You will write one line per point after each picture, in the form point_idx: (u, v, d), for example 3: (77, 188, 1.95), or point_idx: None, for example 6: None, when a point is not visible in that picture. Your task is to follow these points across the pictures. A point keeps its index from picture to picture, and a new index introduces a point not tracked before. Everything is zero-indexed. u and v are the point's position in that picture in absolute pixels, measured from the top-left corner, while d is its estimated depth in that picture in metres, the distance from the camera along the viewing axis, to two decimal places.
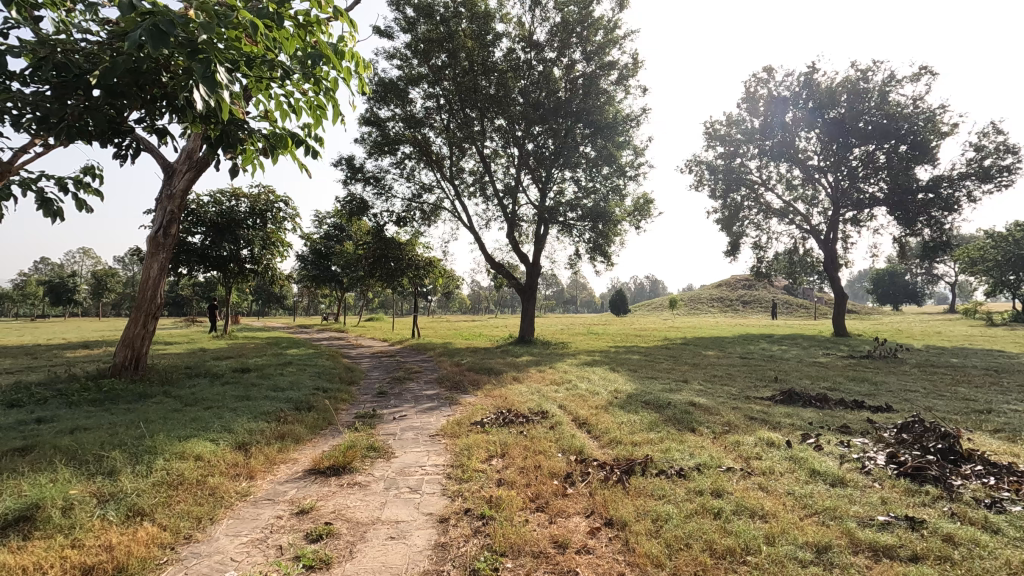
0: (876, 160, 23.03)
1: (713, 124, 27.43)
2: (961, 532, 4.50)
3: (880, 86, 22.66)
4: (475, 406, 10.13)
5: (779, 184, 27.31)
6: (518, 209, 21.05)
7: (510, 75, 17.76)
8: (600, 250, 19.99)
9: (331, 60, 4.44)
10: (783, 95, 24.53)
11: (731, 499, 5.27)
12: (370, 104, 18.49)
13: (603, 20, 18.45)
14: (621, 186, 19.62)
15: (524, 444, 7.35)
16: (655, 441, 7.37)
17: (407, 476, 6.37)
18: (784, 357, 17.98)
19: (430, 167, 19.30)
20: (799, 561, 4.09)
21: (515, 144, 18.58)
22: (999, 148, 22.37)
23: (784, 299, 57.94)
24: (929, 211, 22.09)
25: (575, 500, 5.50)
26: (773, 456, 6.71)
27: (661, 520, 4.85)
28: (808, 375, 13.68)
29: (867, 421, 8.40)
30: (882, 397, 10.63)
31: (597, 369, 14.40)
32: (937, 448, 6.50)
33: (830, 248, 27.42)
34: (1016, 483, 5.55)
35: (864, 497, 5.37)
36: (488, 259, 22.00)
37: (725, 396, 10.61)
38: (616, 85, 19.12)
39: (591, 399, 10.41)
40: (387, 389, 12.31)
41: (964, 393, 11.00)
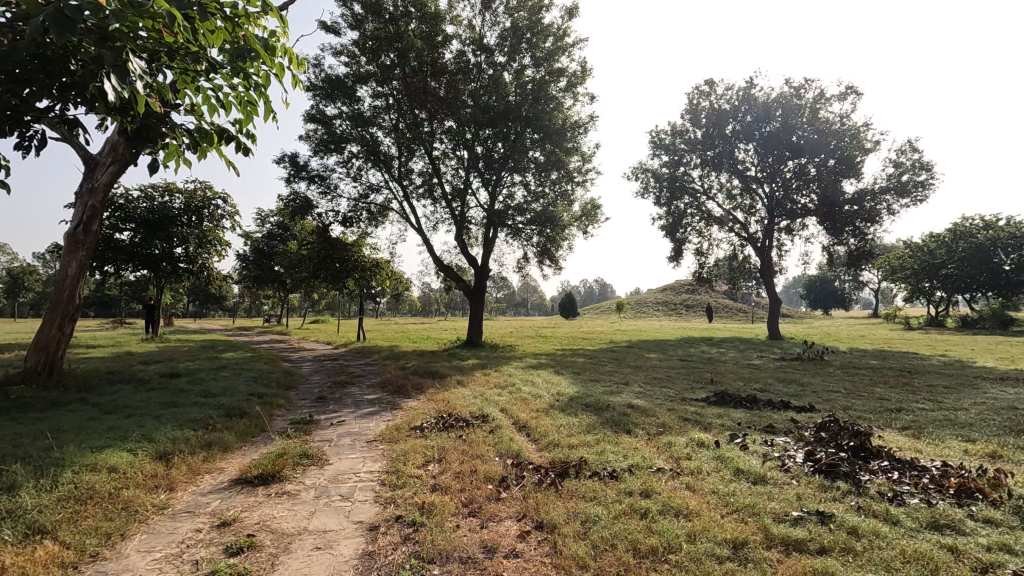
0: (808, 173, 24.31)
1: (658, 133, 28.22)
2: (865, 524, 4.81)
3: (811, 103, 23.98)
4: (416, 410, 10.01)
5: (720, 193, 28.39)
6: (466, 212, 20.95)
7: (460, 78, 17.70)
8: (547, 254, 20.19)
9: (263, 56, 4.27)
10: (723, 108, 25.53)
11: (658, 499, 5.43)
12: (316, 100, 17.97)
13: (552, 28, 18.68)
14: (569, 192, 19.89)
15: (461, 448, 7.33)
16: (591, 443, 7.51)
17: (340, 483, 6.21)
18: (721, 359, 18.68)
19: (378, 167, 18.94)
20: (716, 557, 4.26)
21: (464, 146, 18.50)
22: (916, 165, 24.09)
23: (725, 304, 60.28)
24: (855, 222, 23.53)
25: (507, 504, 5.52)
26: (702, 456, 6.96)
27: (590, 522, 4.94)
28: (741, 377, 14.28)
29: (790, 421, 8.85)
30: (807, 397, 11.22)
31: (541, 372, 14.54)
32: (850, 446, 6.91)
33: (766, 256, 28.70)
34: (916, 477, 5.98)
35: (781, 494, 5.65)
36: (436, 261, 21.77)
37: (662, 399, 10.90)
38: (564, 92, 19.35)
39: (533, 402, 10.50)
40: (327, 393, 11.96)
41: (880, 393, 11.80)
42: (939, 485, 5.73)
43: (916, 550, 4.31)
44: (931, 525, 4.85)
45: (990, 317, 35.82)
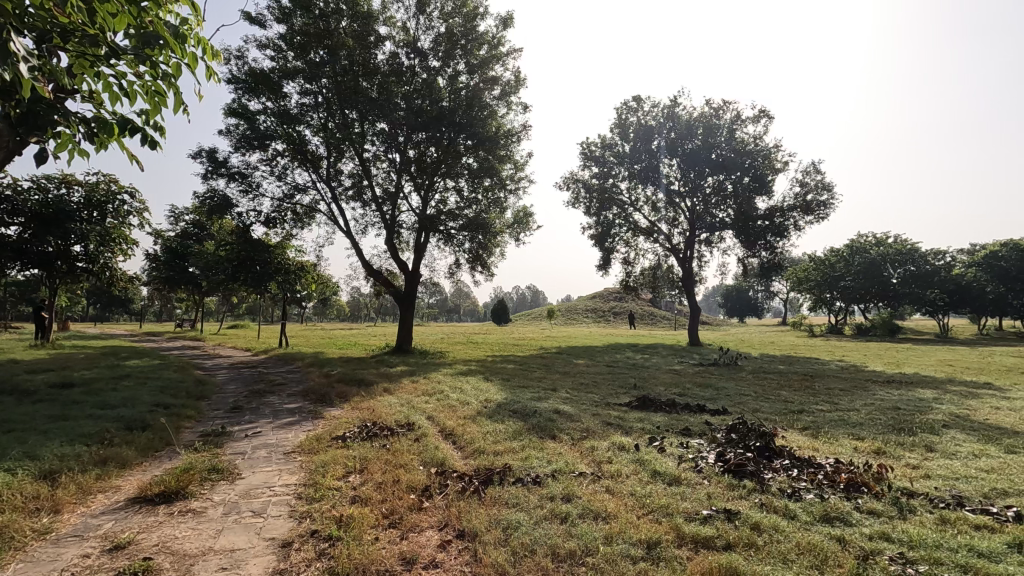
0: (725, 189, 25.84)
1: (589, 145, 29.03)
2: (766, 520, 5.14)
3: (729, 124, 25.57)
4: (339, 419, 9.67)
5: (646, 206, 29.55)
6: (397, 216, 20.60)
7: (392, 80, 17.43)
8: (479, 261, 20.25)
9: (174, 46, 3.99)
10: (650, 124, 26.65)
11: (579, 503, 5.55)
12: (237, 94, 17.05)
13: (487, 36, 18.81)
14: (502, 199, 20.00)
15: (384, 458, 7.17)
16: (517, 450, 7.56)
17: (252, 498, 5.87)
18: (645, 365, 19.43)
19: (305, 167, 18.22)
20: (631, 557, 4.41)
21: (396, 149, 18.21)
22: (819, 184, 26.16)
23: (650, 311, 62.87)
24: (766, 236, 25.28)
25: (430, 514, 5.45)
26: (622, 460, 7.19)
27: (512, 528, 4.97)
28: (662, 382, 14.91)
29: (704, 424, 9.34)
30: (720, 401, 11.88)
31: (470, 379, 14.49)
32: (756, 447, 7.37)
33: (687, 266, 30.17)
34: (812, 474, 6.47)
35: (694, 494, 5.92)
36: (365, 266, 21.22)
37: (588, 404, 11.20)
38: (498, 100, 19.50)
39: (461, 409, 10.44)
40: (243, 403, 11.33)
41: (785, 396, 12.71)
42: (832, 480, 6.24)
43: (809, 542, 4.66)
44: (823, 518, 5.26)
45: (880, 326, 39.58)
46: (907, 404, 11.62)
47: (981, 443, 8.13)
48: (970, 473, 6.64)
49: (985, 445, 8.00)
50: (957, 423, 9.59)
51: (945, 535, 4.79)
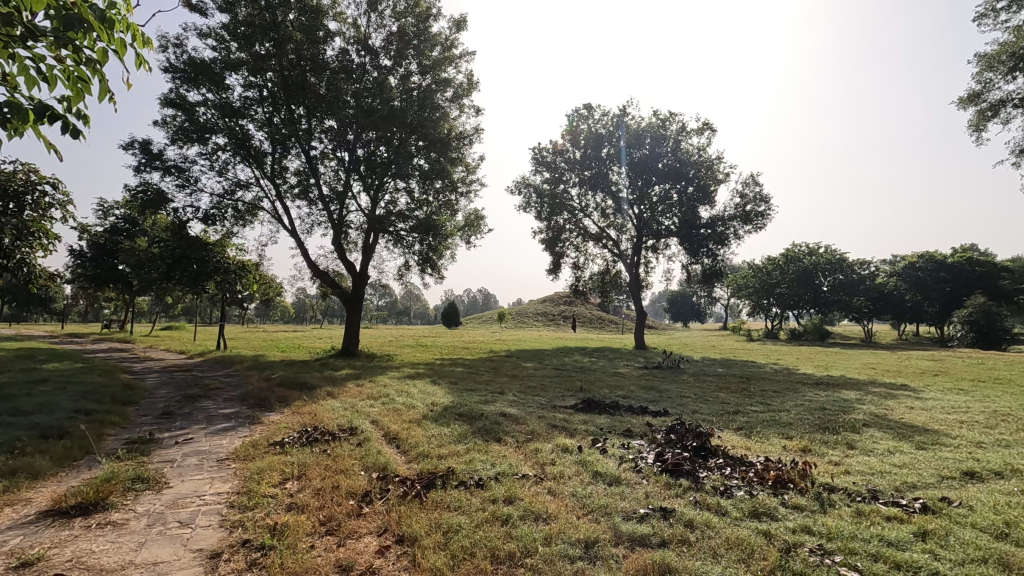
0: (671, 198, 26.69)
1: (541, 150, 29.31)
2: (700, 517, 5.34)
3: (675, 135, 26.44)
4: (278, 424, 9.35)
5: (596, 212, 30.11)
6: (345, 216, 20.13)
7: (342, 77, 17.08)
8: (429, 263, 20.06)
9: (98, 30, 3.67)
10: (600, 132, 27.20)
11: (520, 505, 5.59)
12: (175, 83, 16.21)
13: (440, 37, 18.73)
14: (453, 202, 19.89)
15: (324, 463, 6.99)
16: (461, 453, 7.54)
17: (179, 509, 5.59)
18: (592, 368, 19.76)
19: (248, 162, 17.52)
20: (569, 557, 4.49)
21: (345, 148, 17.81)
22: (757, 196, 27.39)
23: (598, 315, 64.12)
24: (708, 244, 26.29)
25: (369, 520, 5.35)
26: (565, 461, 7.30)
27: (452, 532, 4.95)
28: (608, 385, 15.21)
29: (645, 425, 9.61)
30: (663, 402, 12.25)
31: (418, 383, 14.31)
32: (692, 446, 7.65)
33: (634, 272, 30.92)
34: (744, 472, 6.76)
35: (632, 494, 6.08)
36: (310, 266, 20.61)
37: (534, 406, 11.28)
38: (451, 102, 19.41)
39: (407, 413, 10.29)
40: (175, 408, 10.78)
41: (722, 397, 13.24)
42: (762, 477, 6.55)
43: (737, 537, 4.87)
44: (751, 514, 5.51)
45: (812, 331, 41.90)
46: (833, 404, 12.35)
47: (896, 441, 8.74)
48: (885, 468, 7.13)
49: (899, 442, 8.61)
50: (876, 422, 10.27)
51: (859, 527, 5.12)
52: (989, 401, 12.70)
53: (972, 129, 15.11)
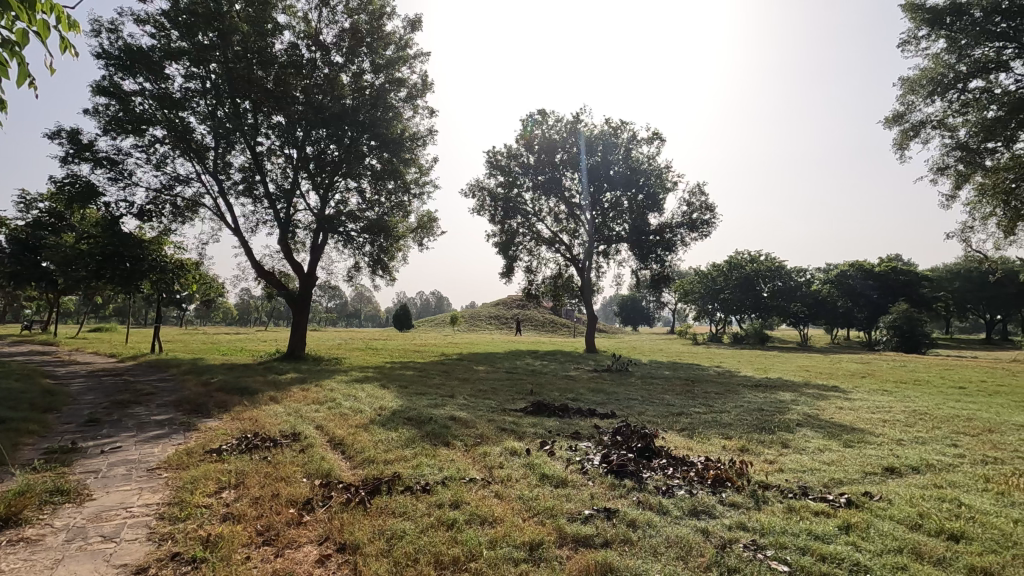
0: (621, 205, 27.30)
1: (495, 154, 29.36)
2: (642, 517, 5.46)
3: (626, 143, 27.04)
4: (216, 431, 8.94)
5: (549, 216, 30.39)
6: (293, 215, 19.51)
7: (291, 72, 16.56)
8: (380, 265, 19.70)
9: (18, 9, 3.37)
10: (553, 138, 27.49)
11: (466, 509, 5.56)
12: (109, 71, 15.29)
13: (394, 36, 18.49)
14: (405, 204, 19.56)
15: (264, 471, 6.74)
16: (408, 457, 7.44)
17: (102, 522, 5.25)
18: (543, 371, 19.90)
19: (188, 157, 16.71)
20: (514, 560, 4.50)
21: (293, 145, 17.25)
22: (703, 205, 28.35)
23: (550, 319, 64.69)
24: (656, 250, 27.03)
25: (310, 528, 5.20)
26: (513, 464, 7.32)
27: (396, 538, 4.86)
28: (558, 388, 15.34)
29: (593, 427, 9.77)
30: (611, 405, 12.47)
31: (366, 386, 14.01)
32: (637, 448, 7.83)
33: (585, 276, 31.39)
34: (685, 472, 6.96)
35: (578, 496, 6.15)
36: (255, 266, 19.86)
37: (484, 410, 11.25)
38: (405, 102, 19.16)
39: (353, 418, 10.07)
40: (101, 415, 10.13)
41: (668, 399, 13.62)
42: (702, 477, 6.77)
43: (677, 535, 5.02)
44: (691, 512, 5.69)
45: (752, 335, 43.77)
46: (770, 405, 12.93)
47: (826, 439, 9.23)
48: (815, 466, 7.52)
49: (829, 441, 9.11)
50: (809, 422, 10.82)
51: (790, 522, 5.38)
52: (909, 401, 13.61)
53: (896, 147, 16.19)
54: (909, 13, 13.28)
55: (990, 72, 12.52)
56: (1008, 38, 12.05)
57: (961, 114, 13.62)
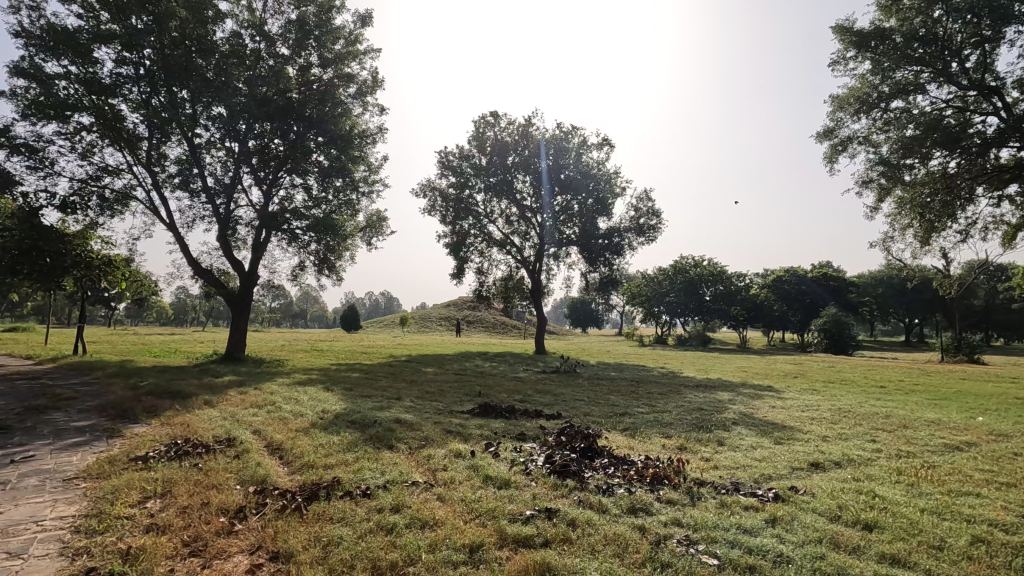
0: (572, 209, 27.65)
1: (446, 154, 29.12)
2: (582, 516, 5.55)
3: (577, 148, 27.43)
4: (143, 437, 8.44)
5: (500, 218, 30.39)
6: (233, 210, 18.72)
7: (233, 62, 15.92)
8: (326, 264, 19.16)
9: None
10: (506, 140, 27.54)
11: (407, 513, 5.50)
12: (29, 51, 14.20)
13: (344, 31, 18.11)
14: (354, 202, 19.10)
15: (194, 478, 6.42)
16: (349, 462, 7.27)
17: (8, 537, 4.85)
18: (492, 373, 19.89)
19: (119, 147, 15.74)
20: (453, 563, 4.48)
21: (234, 138, 16.56)
22: (649, 211, 29.11)
23: (502, 320, 64.82)
24: (605, 254, 27.54)
25: (241, 537, 4.99)
26: (457, 467, 7.28)
27: (333, 545, 4.75)
28: (506, 389, 15.37)
29: (538, 429, 9.85)
30: (557, 406, 12.60)
31: (308, 389, 13.59)
32: (580, 448, 7.95)
33: (536, 278, 31.60)
34: (625, 471, 7.13)
35: (521, 497, 6.18)
36: (191, 264, 18.93)
37: (430, 412, 11.13)
38: (354, 98, 18.75)
39: (294, 421, 9.74)
40: (13, 422, 9.37)
41: (612, 400, 13.89)
42: (641, 475, 6.96)
43: (614, 533, 5.14)
44: (629, 510, 5.84)
45: (695, 337, 45.37)
46: (709, 405, 13.42)
47: (758, 437, 9.68)
48: (747, 462, 7.87)
49: (761, 438, 9.55)
50: (743, 421, 11.30)
51: (722, 517, 5.60)
52: (835, 400, 14.43)
53: (826, 160, 17.16)
54: (839, 36, 14.09)
55: (909, 93, 13.48)
56: (924, 63, 13.02)
57: (884, 132, 14.59)
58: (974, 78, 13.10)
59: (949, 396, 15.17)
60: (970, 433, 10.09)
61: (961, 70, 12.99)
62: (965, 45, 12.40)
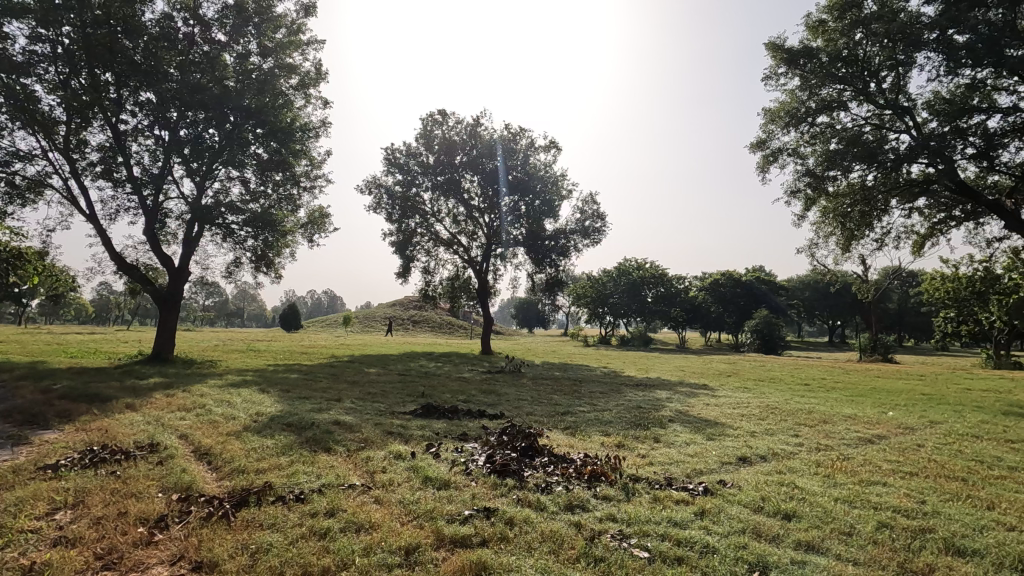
0: (519, 210, 27.78)
1: (393, 151, 28.65)
2: (520, 515, 5.59)
3: (524, 150, 27.62)
4: (53, 444, 7.82)
5: (448, 217, 30.13)
6: (162, 202, 17.69)
7: (162, 45, 15.00)
8: (264, 261, 18.45)
9: None
10: (453, 140, 27.36)
11: (342, 517, 5.36)
12: None
13: (285, 20, 17.51)
14: (294, 197, 18.44)
15: (110, 487, 6.02)
16: (283, 466, 7.02)
17: None
18: (437, 373, 19.76)
19: (32, 131, 14.53)
20: (387, 566, 4.42)
21: (163, 125, 15.65)
22: (594, 214, 29.70)
23: (448, 321, 64.43)
24: (551, 255, 27.84)
25: (160, 548, 4.72)
26: (397, 468, 7.18)
27: (260, 552, 4.58)
28: (450, 390, 15.25)
29: (480, 429, 9.87)
30: (501, 406, 12.64)
31: (242, 391, 13.00)
32: (520, 447, 8.04)
33: (483, 278, 31.57)
34: (564, 469, 7.25)
35: (459, 497, 6.17)
36: (114, 259, 17.73)
37: (371, 413, 10.93)
38: (296, 90, 18.11)
39: (225, 425, 9.31)
40: None
41: (555, 399, 14.09)
42: (579, 473, 7.09)
43: (551, 530, 5.22)
44: (567, 507, 5.94)
45: (637, 338, 46.67)
46: (647, 403, 13.85)
47: (692, 433, 10.07)
48: (680, 458, 8.17)
49: (694, 435, 9.95)
50: (679, 418, 11.73)
51: (654, 511, 5.78)
52: (764, 397, 15.21)
53: (759, 170, 18.04)
54: (771, 52, 14.89)
55: (832, 110, 14.41)
56: (847, 82, 13.94)
57: (811, 145, 15.47)
58: (890, 97, 14.14)
59: (865, 393, 16.29)
60: (881, 427, 10.90)
61: (878, 90, 14.00)
62: (881, 67, 13.35)
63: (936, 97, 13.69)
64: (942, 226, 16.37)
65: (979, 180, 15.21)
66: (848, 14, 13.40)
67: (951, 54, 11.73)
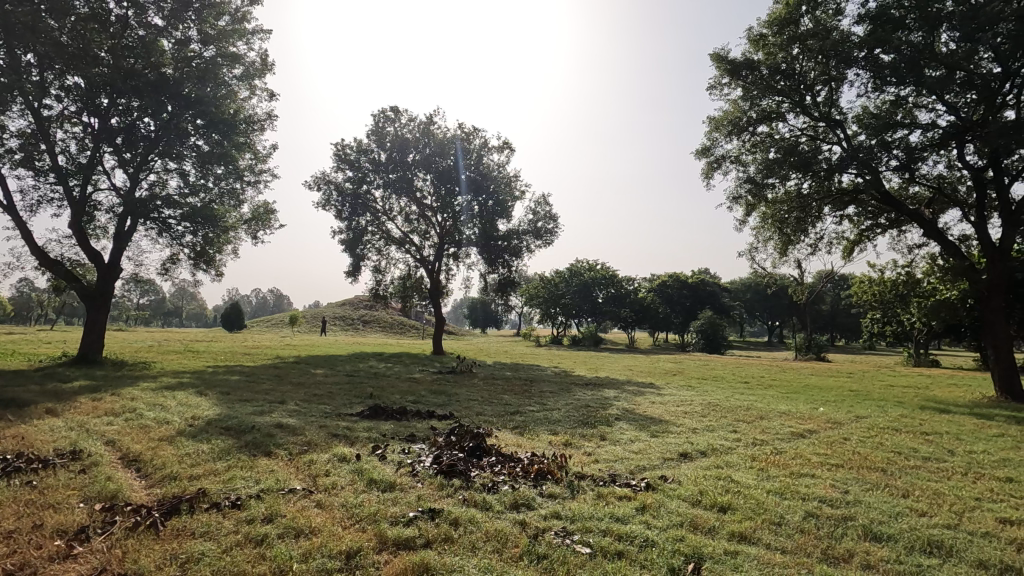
0: (472, 210, 27.64)
1: (343, 147, 27.97)
2: (464, 515, 5.57)
3: (478, 150, 27.56)
4: None
5: (399, 216, 29.66)
6: (91, 193, 16.64)
7: (93, 27, 13.97)
8: (204, 257, 17.63)
9: None
10: (406, 137, 26.97)
11: (280, 522, 5.19)
12: None
13: (229, 7, 16.80)
14: (238, 191, 17.72)
15: (25, 499, 5.60)
16: (219, 471, 6.74)
17: None
18: (387, 374, 19.48)
19: None
20: (327, 571, 4.31)
21: (93, 112, 14.71)
22: (547, 215, 29.94)
23: (400, 321, 63.49)
24: (503, 256, 27.88)
25: (80, 561, 4.42)
26: (340, 471, 7.01)
27: (192, 562, 4.39)
28: (400, 391, 15.02)
29: (427, 429, 9.78)
30: (450, 407, 12.55)
31: (177, 394, 12.38)
32: (468, 447, 8.01)
33: (435, 278, 31.27)
34: (511, 468, 7.28)
35: (404, 498, 6.11)
36: (36, 252, 16.52)
37: (315, 416, 10.64)
38: (240, 80, 17.39)
39: (157, 430, 8.84)
40: None
41: (504, 399, 14.11)
42: (525, 472, 7.13)
43: (495, 529, 5.24)
44: (512, 505, 5.98)
45: (588, 338, 47.39)
46: (594, 402, 14.09)
47: (637, 431, 10.32)
48: (624, 455, 8.37)
49: (639, 432, 10.19)
50: (625, 416, 11.99)
51: (597, 508, 5.89)
52: (706, 395, 15.75)
53: (703, 176, 18.67)
54: (716, 63, 15.43)
55: (772, 120, 15.13)
56: (785, 94, 14.65)
57: (752, 153, 16.14)
58: (824, 110, 14.93)
59: (798, 390, 17.19)
60: (812, 422, 11.49)
61: (813, 104, 14.76)
62: (816, 82, 14.08)
63: (865, 112, 14.60)
64: (869, 233, 17.46)
65: (902, 191, 16.32)
66: (787, 29, 14.08)
67: (877, 72, 12.51)
